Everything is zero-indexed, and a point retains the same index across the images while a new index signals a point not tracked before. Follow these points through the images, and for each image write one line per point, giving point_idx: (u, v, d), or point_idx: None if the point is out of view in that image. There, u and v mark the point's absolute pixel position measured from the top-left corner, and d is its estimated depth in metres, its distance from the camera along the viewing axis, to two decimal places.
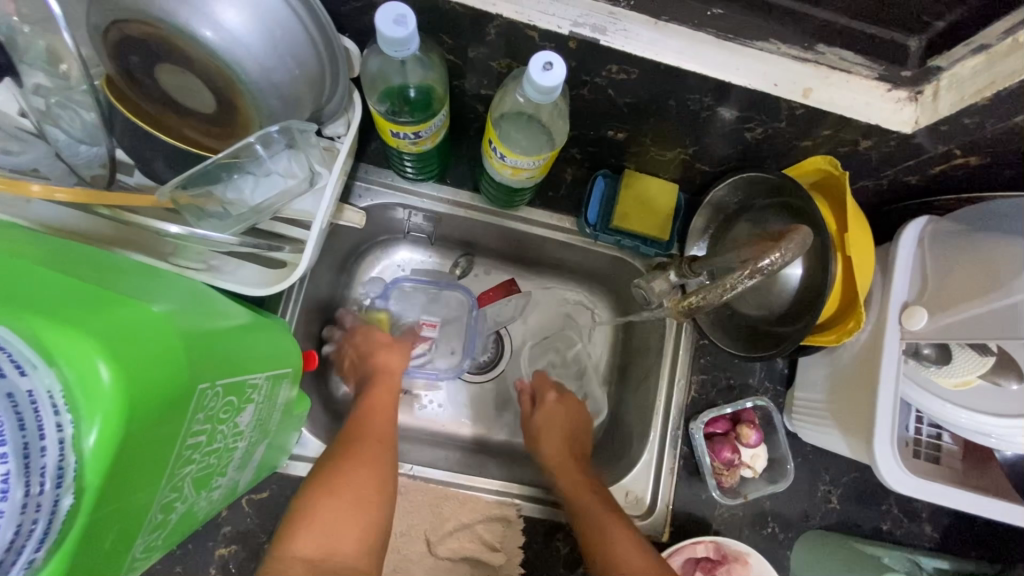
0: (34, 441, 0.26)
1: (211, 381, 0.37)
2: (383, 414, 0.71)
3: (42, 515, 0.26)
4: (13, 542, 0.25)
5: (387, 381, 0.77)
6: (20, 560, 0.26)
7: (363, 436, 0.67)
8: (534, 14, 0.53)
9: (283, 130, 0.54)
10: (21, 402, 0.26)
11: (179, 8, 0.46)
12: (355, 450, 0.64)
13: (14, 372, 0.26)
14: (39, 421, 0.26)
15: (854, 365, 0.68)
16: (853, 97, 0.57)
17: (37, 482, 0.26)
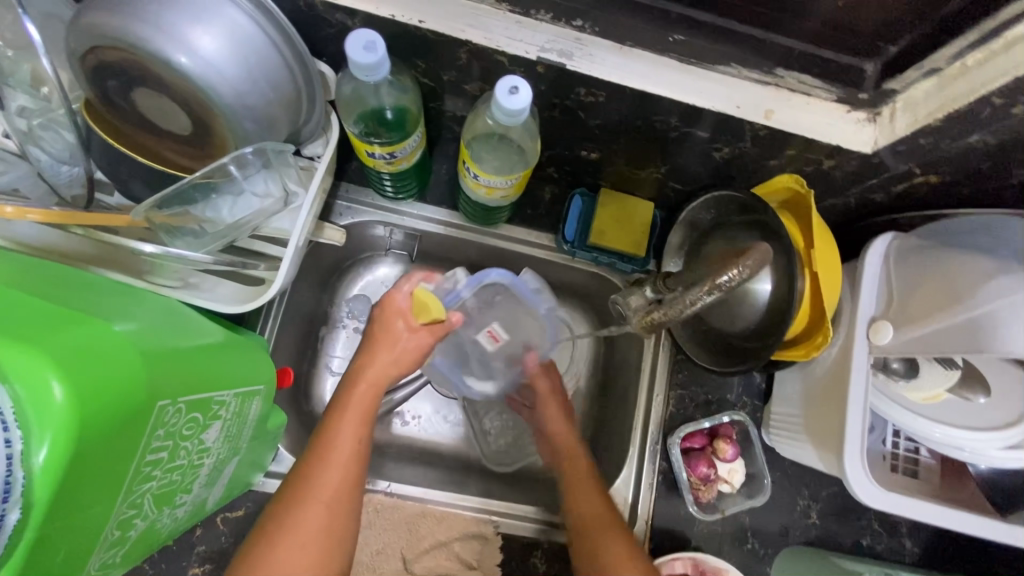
0: None
1: (171, 398, 0.37)
2: (343, 455, 0.59)
3: None
4: None
5: (359, 405, 0.63)
6: None
7: (312, 490, 0.57)
8: (502, 40, 0.55)
9: (257, 150, 0.55)
10: None
11: (153, 35, 0.47)
12: (300, 513, 0.56)
13: None
14: None
15: (826, 379, 0.69)
16: (815, 118, 0.58)
17: None
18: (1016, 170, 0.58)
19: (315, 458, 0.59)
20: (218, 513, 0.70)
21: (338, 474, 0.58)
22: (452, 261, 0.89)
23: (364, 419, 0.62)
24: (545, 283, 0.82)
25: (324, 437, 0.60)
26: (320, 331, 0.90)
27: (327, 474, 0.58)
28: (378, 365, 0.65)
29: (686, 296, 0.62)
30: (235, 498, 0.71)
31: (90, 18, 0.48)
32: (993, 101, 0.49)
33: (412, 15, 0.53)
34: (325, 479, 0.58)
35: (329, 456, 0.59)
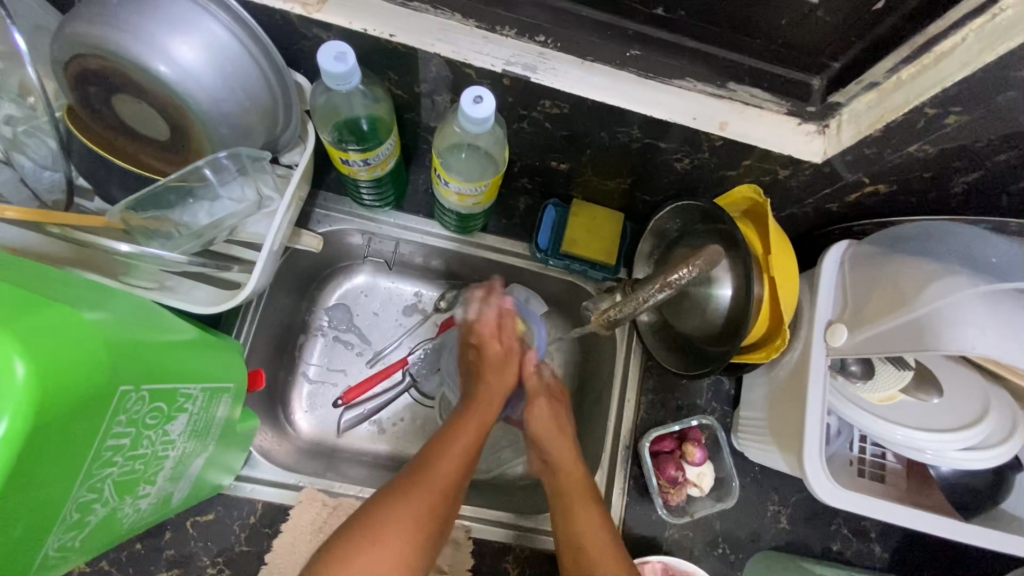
0: None
1: (135, 385, 0.38)
2: (455, 461, 0.64)
3: None
4: None
5: (471, 420, 0.68)
6: None
7: (424, 478, 0.61)
8: (470, 54, 0.58)
9: (231, 155, 0.58)
10: None
11: (134, 44, 0.50)
12: (409, 497, 0.59)
13: None
14: None
15: (787, 382, 0.71)
16: (769, 129, 0.61)
17: None
18: (957, 178, 0.61)
19: (431, 455, 0.64)
20: (188, 517, 0.70)
21: (451, 470, 0.63)
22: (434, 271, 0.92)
23: (476, 432, 0.67)
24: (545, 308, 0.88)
25: (442, 440, 0.66)
26: (298, 339, 0.91)
27: (439, 468, 0.62)
28: (489, 385, 0.73)
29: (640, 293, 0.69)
30: (206, 502, 0.71)
31: (74, 28, 0.50)
32: (927, 111, 0.53)
33: (384, 29, 0.56)
34: (437, 472, 0.62)
35: (443, 454, 0.64)
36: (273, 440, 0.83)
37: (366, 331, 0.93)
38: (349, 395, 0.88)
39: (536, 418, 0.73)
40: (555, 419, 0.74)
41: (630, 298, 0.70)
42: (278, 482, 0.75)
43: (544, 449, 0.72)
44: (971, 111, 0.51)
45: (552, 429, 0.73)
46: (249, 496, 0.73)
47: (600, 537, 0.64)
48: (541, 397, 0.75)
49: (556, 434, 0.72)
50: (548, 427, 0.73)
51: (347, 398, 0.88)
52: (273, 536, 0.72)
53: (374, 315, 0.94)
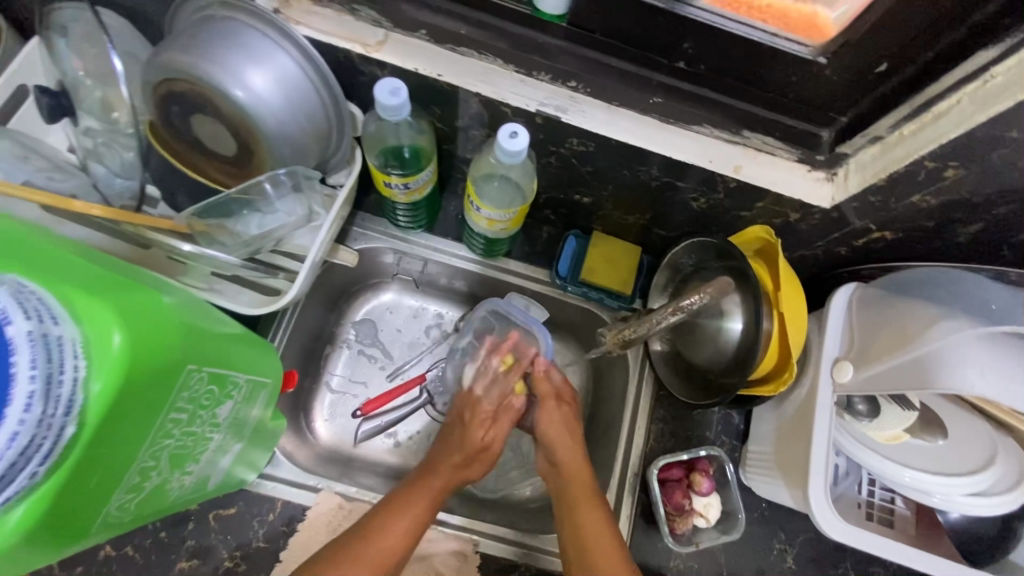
0: (56, 374, 0.32)
1: (198, 365, 0.43)
2: (396, 536, 0.65)
3: (50, 435, 0.32)
4: (25, 450, 0.31)
5: (419, 502, 0.68)
6: (25, 470, 0.31)
7: (362, 557, 0.62)
8: (508, 94, 0.64)
9: (290, 173, 0.65)
10: (52, 343, 0.32)
11: (218, 73, 0.57)
12: (353, 565, 0.62)
13: (50, 321, 0.32)
14: (63, 359, 0.32)
15: (796, 417, 0.73)
16: (779, 173, 0.67)
17: (54, 405, 0.31)
18: (959, 229, 0.65)
19: (373, 532, 0.65)
20: (212, 510, 0.74)
21: (388, 550, 0.64)
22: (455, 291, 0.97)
23: (421, 514, 0.68)
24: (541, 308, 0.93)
25: (387, 510, 0.67)
26: (325, 349, 0.96)
27: (379, 547, 0.64)
28: (455, 462, 0.74)
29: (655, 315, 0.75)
30: (229, 497, 0.75)
31: (167, 57, 0.58)
32: (927, 164, 0.57)
33: (433, 69, 0.63)
34: (374, 553, 0.63)
35: (383, 530, 0.65)
36: (294, 443, 0.86)
37: (390, 346, 0.98)
38: (367, 407, 0.91)
39: (547, 424, 0.78)
40: (564, 424, 0.78)
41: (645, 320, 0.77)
42: (297, 483, 0.78)
43: (551, 451, 0.76)
44: (968, 166, 0.56)
45: (564, 431, 0.77)
46: (269, 493, 0.76)
47: (597, 524, 0.67)
48: (552, 400, 0.79)
49: (565, 440, 0.76)
50: (563, 432, 0.77)
51: (365, 409, 0.91)
52: (288, 534, 0.75)
53: (397, 331, 0.99)
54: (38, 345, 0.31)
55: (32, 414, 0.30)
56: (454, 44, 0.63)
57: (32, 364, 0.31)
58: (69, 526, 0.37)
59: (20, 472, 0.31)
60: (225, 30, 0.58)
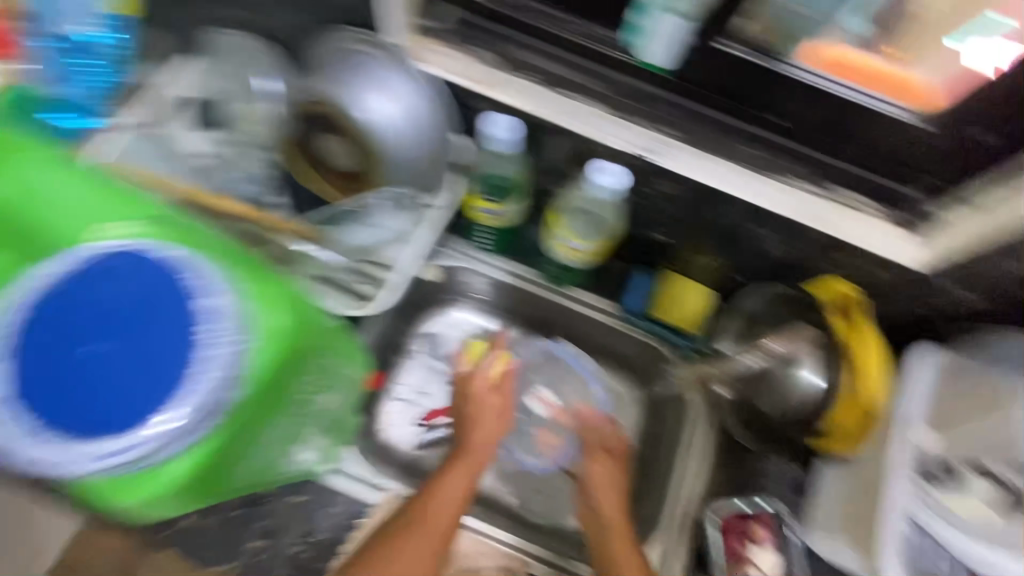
0: (229, 345, 0.41)
1: (326, 354, 0.52)
2: (451, 501, 0.70)
3: (221, 395, 0.41)
4: (205, 404, 0.40)
5: (467, 466, 0.74)
6: (202, 421, 0.40)
7: (426, 521, 0.68)
8: (605, 134, 0.69)
9: (400, 195, 0.74)
10: (229, 320, 0.41)
11: (360, 100, 0.67)
12: (415, 531, 0.67)
13: (228, 302, 0.42)
14: (235, 334, 0.41)
15: (868, 477, 0.71)
16: (866, 228, 0.68)
17: (227, 370, 0.40)
18: None
19: (434, 490, 0.71)
20: (284, 496, 0.78)
21: (450, 509, 0.70)
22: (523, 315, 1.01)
23: (467, 476, 0.73)
24: (600, 366, 0.98)
25: (445, 472, 0.73)
26: (395, 357, 1.01)
27: (439, 511, 0.69)
28: (480, 429, 0.80)
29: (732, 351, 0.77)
30: (300, 485, 0.79)
31: (317, 83, 0.68)
32: None
33: (540, 108, 0.70)
34: (438, 516, 0.68)
35: (442, 491, 0.71)
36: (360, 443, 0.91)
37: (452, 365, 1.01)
38: (430, 416, 0.96)
39: (595, 472, 0.81)
40: (611, 480, 0.80)
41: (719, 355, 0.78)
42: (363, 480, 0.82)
43: (591, 495, 0.78)
44: None
45: (609, 481, 0.80)
46: (337, 487, 0.80)
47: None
48: (601, 455, 0.83)
49: (607, 489, 0.79)
50: (606, 481, 0.79)
51: (427, 418, 0.97)
52: (350, 529, 0.78)
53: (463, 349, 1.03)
54: (221, 321, 0.41)
55: (213, 376, 0.40)
56: (561, 87, 0.70)
57: (219, 337, 0.41)
58: (210, 479, 0.45)
59: (199, 422, 0.40)
60: (366, 64, 0.68)
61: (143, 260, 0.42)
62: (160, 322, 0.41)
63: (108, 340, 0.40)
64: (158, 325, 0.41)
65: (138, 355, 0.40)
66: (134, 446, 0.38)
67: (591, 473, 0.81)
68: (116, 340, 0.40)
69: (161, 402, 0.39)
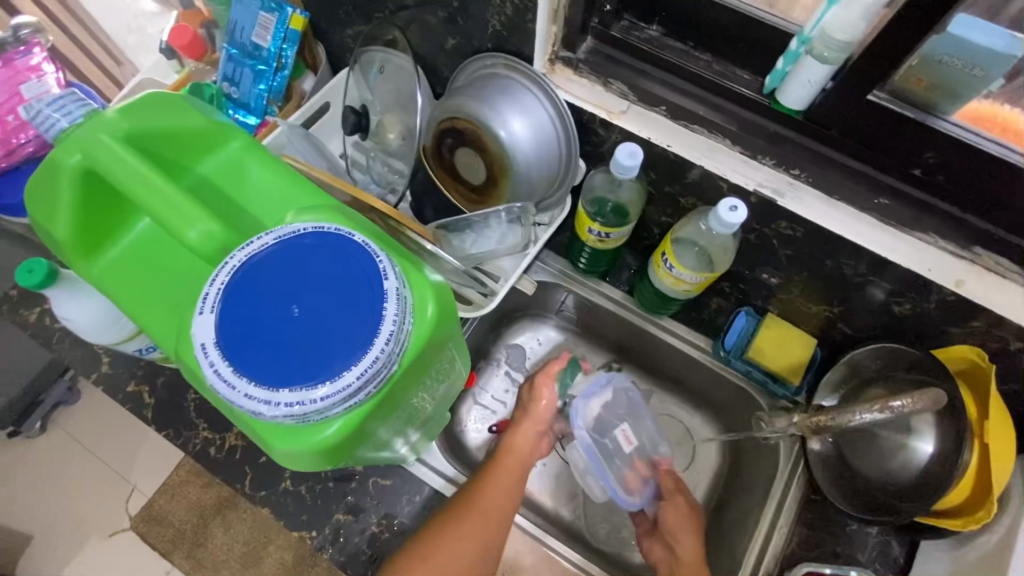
0: (403, 325, 0.44)
1: (453, 345, 0.55)
2: (500, 495, 0.77)
3: (389, 369, 0.43)
4: (377, 375, 0.42)
5: (511, 464, 0.81)
6: (370, 389, 0.43)
7: (478, 505, 0.75)
8: (729, 171, 0.70)
9: (523, 208, 0.74)
10: (403, 301, 0.44)
11: (493, 118, 0.70)
12: (467, 519, 0.73)
13: (403, 284, 0.45)
14: (407, 314, 0.44)
15: (979, 565, 0.66)
16: (1008, 297, 0.63)
17: (398, 346, 0.43)
18: None
19: (484, 479, 0.78)
20: (373, 476, 0.84)
21: (501, 493, 0.77)
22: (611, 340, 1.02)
23: (516, 476, 0.80)
24: (668, 398, 1.02)
25: (494, 464, 0.80)
26: (481, 363, 1.05)
27: (491, 494, 0.76)
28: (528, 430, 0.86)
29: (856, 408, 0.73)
30: (388, 469, 0.85)
31: (459, 101, 0.72)
32: None
33: (665, 139, 0.71)
34: (489, 499, 0.75)
35: (494, 478, 0.78)
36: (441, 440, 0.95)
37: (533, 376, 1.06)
38: (505, 424, 0.97)
39: (668, 514, 0.83)
40: (688, 525, 0.81)
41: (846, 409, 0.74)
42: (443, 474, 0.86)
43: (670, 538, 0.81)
44: None
45: (682, 523, 0.82)
46: (420, 477, 0.85)
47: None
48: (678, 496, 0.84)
49: (684, 530, 0.80)
50: (687, 527, 0.81)
51: (502, 426, 0.98)
52: (429, 518, 0.82)
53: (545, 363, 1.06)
54: (398, 300, 0.43)
55: (389, 349, 0.42)
56: (689, 122, 0.71)
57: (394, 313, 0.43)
58: (351, 444, 0.47)
59: (367, 390, 0.42)
60: (508, 89, 0.72)
61: (339, 234, 0.45)
62: (342, 291, 0.43)
63: (302, 302, 0.43)
64: (339, 294, 0.43)
65: (325, 318, 0.43)
66: (319, 400, 0.41)
67: (668, 515, 0.82)
68: (308, 303, 0.43)
69: (347, 364, 0.41)
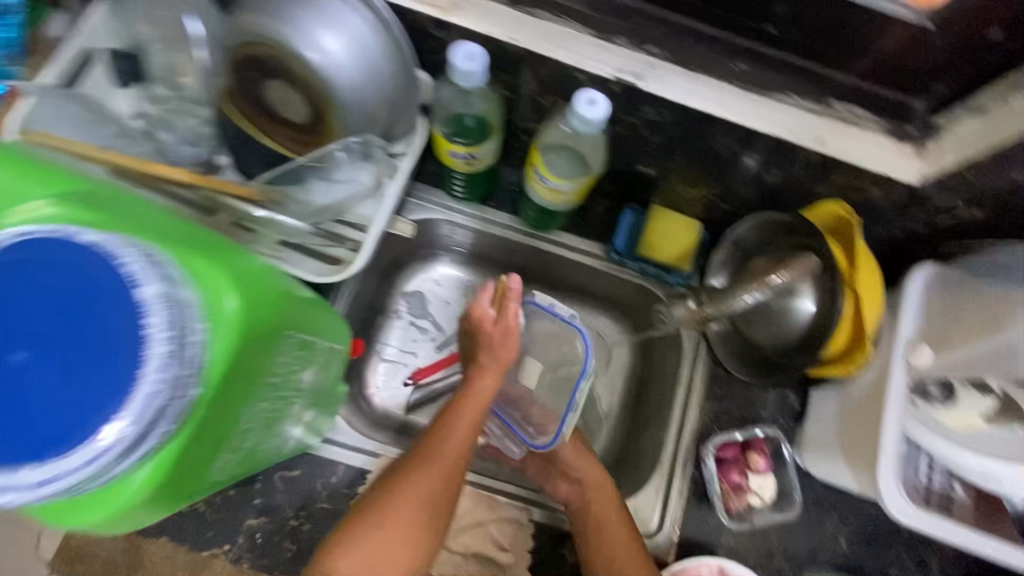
0: (184, 336, 0.32)
1: (292, 328, 0.44)
2: (458, 438, 0.67)
3: (180, 400, 0.32)
4: (160, 416, 0.31)
5: (474, 403, 0.71)
6: (158, 431, 0.32)
7: (430, 461, 0.64)
8: (583, 59, 0.62)
9: (362, 141, 0.64)
10: (177, 303, 0.32)
11: (296, 38, 0.56)
12: (415, 472, 0.63)
13: (170, 283, 0.32)
14: (188, 324, 0.32)
15: (862, 400, 0.72)
16: (864, 145, 0.64)
17: (183, 367, 0.32)
18: None
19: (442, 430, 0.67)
20: (277, 472, 0.76)
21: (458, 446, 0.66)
22: (507, 265, 0.97)
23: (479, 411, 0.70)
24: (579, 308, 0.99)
25: (451, 413, 0.70)
26: (377, 319, 0.96)
27: (446, 446, 0.66)
28: (490, 362, 0.76)
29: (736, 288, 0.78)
30: (293, 460, 0.77)
31: (244, 18, 0.57)
32: None
33: (507, 32, 0.61)
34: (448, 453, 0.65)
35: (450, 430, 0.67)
36: (349, 411, 0.88)
37: (440, 319, 0.98)
38: (420, 374, 0.93)
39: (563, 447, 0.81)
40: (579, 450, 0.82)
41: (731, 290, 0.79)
42: (356, 447, 0.81)
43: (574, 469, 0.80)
44: None
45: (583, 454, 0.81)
46: (331, 458, 0.79)
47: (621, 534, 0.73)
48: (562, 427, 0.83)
49: (581, 457, 0.80)
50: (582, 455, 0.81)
51: (418, 377, 0.93)
52: (350, 497, 0.77)
53: (446, 302, 0.99)
54: (165, 306, 0.31)
55: (163, 377, 0.31)
56: (530, 7, 0.62)
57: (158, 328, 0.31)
58: (180, 488, 0.37)
59: (153, 436, 0.31)
60: None
61: (61, 240, 0.32)
62: (81, 318, 0.31)
63: (26, 343, 0.31)
64: (79, 322, 0.31)
65: (64, 350, 0.31)
66: (76, 472, 0.29)
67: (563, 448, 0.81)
68: (36, 343, 0.31)
69: (105, 416, 0.30)
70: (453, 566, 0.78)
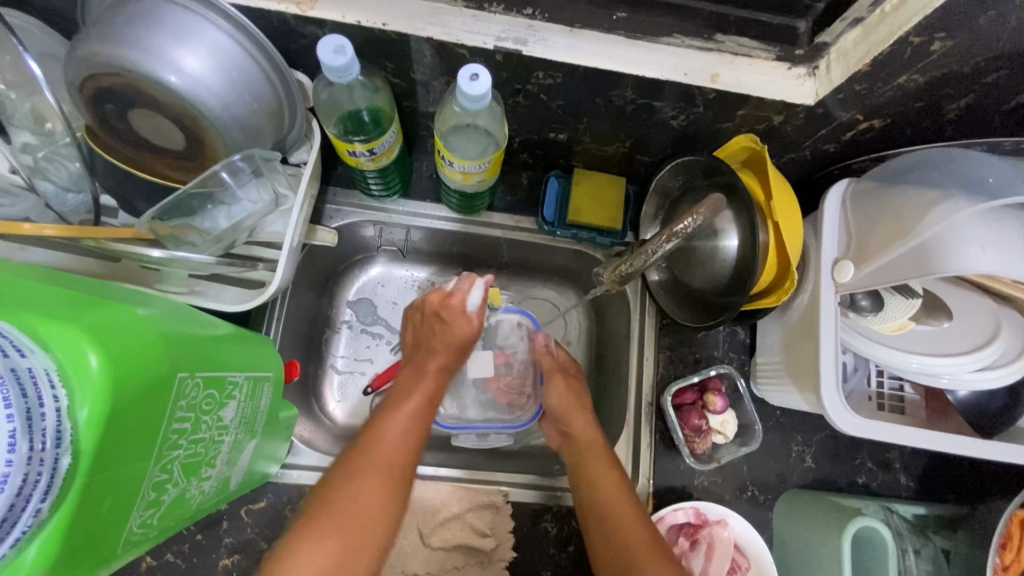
0: (35, 407, 0.31)
1: (190, 372, 0.42)
2: (401, 435, 0.62)
3: (45, 469, 0.32)
4: (22, 488, 0.31)
5: (419, 397, 0.66)
6: (28, 507, 0.31)
7: (376, 461, 0.59)
8: (461, 34, 0.60)
9: (246, 158, 0.60)
10: (22, 376, 0.31)
11: (144, 59, 0.52)
12: (358, 473, 0.58)
13: (16, 353, 0.32)
14: (39, 393, 0.32)
15: (801, 321, 0.73)
16: (758, 77, 0.63)
17: (39, 439, 0.31)
18: (948, 105, 0.62)
19: (379, 431, 0.62)
20: (242, 506, 0.75)
21: (403, 441, 0.61)
22: (444, 253, 0.95)
23: (421, 414, 0.65)
24: (524, 283, 0.99)
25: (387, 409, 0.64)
26: (324, 334, 0.94)
27: (385, 444, 0.60)
28: (443, 358, 0.71)
29: (648, 246, 0.71)
30: (257, 492, 0.76)
31: (87, 49, 0.52)
32: (912, 41, 0.54)
33: (376, 19, 0.59)
34: (389, 450, 0.60)
35: (390, 428, 0.62)
36: (311, 430, 0.86)
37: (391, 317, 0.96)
38: (378, 381, 0.90)
39: (554, 397, 0.79)
40: (572, 397, 0.78)
41: (642, 250, 0.72)
42: (320, 466, 0.80)
43: (561, 420, 0.77)
44: (954, 36, 0.52)
45: (573, 403, 0.78)
46: (296, 482, 0.77)
47: (616, 492, 0.66)
48: (557, 375, 0.80)
49: (576, 412, 0.77)
50: (575, 410, 0.77)
51: (376, 385, 0.90)
52: None
53: (394, 304, 0.97)
54: (13, 381, 0.31)
55: (17, 452, 0.30)
56: None
57: (7, 402, 0.31)
58: (83, 557, 0.36)
59: (23, 510, 0.31)
60: (142, 9, 0.52)
61: None
62: None
63: None
64: None
65: None
66: None
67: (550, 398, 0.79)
68: None
69: None
70: (438, 562, 0.78)
